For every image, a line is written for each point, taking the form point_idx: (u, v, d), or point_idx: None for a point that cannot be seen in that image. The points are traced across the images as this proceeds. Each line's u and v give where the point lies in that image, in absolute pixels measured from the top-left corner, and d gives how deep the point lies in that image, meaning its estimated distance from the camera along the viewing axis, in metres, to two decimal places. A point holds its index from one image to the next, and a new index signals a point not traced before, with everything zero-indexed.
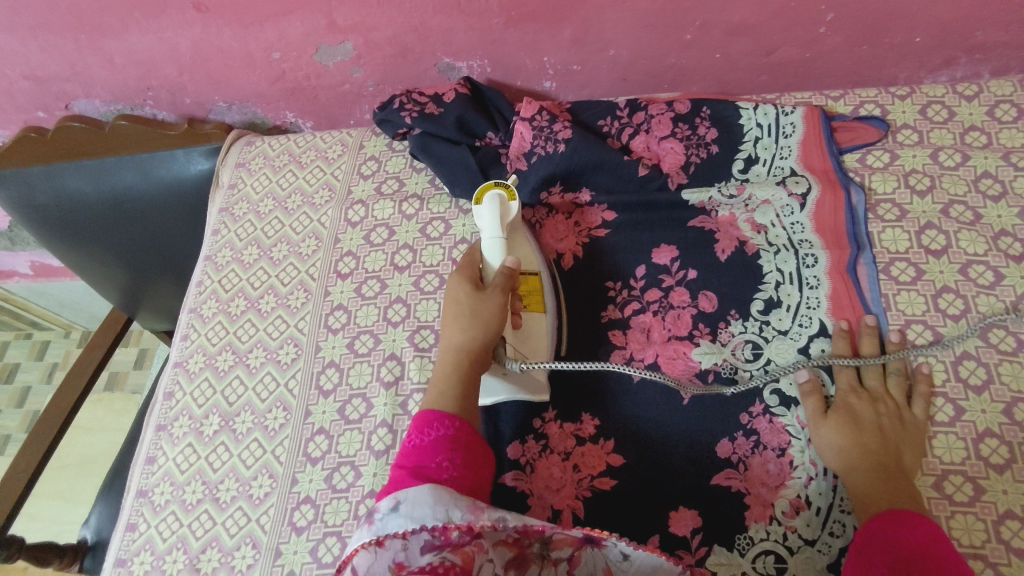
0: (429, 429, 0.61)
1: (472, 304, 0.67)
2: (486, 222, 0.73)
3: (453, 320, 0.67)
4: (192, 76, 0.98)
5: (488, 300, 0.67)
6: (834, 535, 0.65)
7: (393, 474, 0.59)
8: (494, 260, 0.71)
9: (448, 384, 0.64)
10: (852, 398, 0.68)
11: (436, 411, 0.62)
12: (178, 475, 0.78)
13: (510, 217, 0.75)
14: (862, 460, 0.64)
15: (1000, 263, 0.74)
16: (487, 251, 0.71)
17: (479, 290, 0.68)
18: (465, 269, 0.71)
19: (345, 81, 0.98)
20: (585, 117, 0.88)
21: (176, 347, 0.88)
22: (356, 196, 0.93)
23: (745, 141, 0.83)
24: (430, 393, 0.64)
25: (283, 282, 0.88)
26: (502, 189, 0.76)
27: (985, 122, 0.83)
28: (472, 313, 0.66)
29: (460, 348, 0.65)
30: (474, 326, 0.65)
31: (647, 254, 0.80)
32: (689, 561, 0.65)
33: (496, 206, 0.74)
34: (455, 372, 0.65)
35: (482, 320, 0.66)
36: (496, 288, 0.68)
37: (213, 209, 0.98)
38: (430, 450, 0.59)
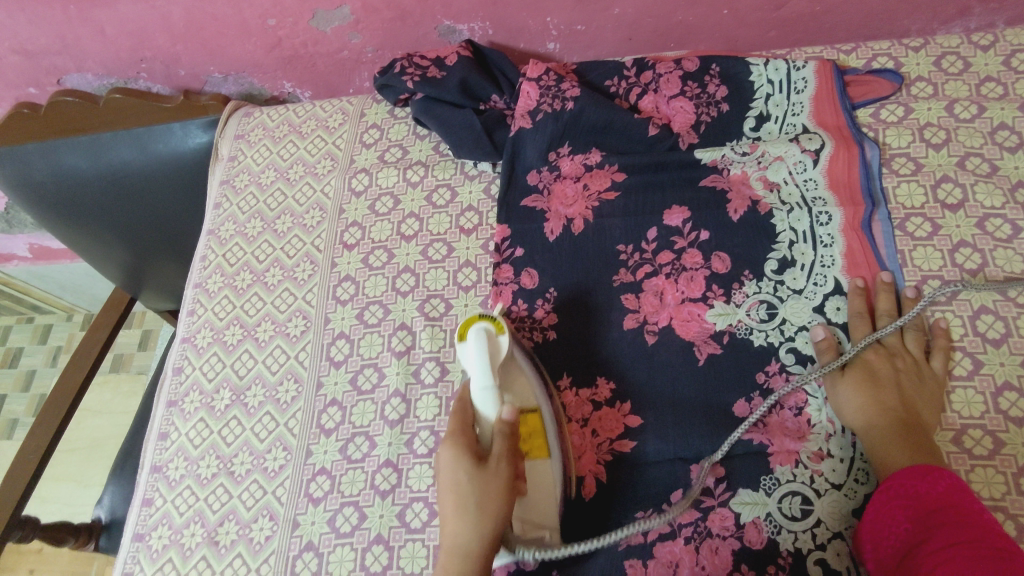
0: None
1: (476, 487, 0.59)
2: (477, 368, 0.64)
3: (455, 512, 0.59)
4: (186, 46, 0.96)
5: (495, 477, 0.60)
6: (859, 481, 0.65)
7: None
8: (489, 411, 0.63)
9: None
10: (871, 359, 0.68)
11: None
12: (191, 449, 0.78)
13: (500, 352, 0.67)
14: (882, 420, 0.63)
15: (1017, 216, 0.73)
16: (483, 404, 0.63)
17: (480, 463, 0.60)
18: (461, 433, 0.63)
19: (343, 47, 0.95)
20: (592, 77, 0.87)
21: (183, 322, 0.87)
22: (360, 164, 0.91)
23: (756, 98, 0.82)
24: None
25: (289, 254, 0.87)
26: (490, 319, 0.69)
27: (1000, 72, 0.81)
28: (477, 497, 0.59)
29: (467, 548, 0.57)
30: (482, 516, 0.58)
31: (658, 216, 0.79)
32: (710, 504, 0.66)
33: (485, 344, 0.66)
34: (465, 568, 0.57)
35: (491, 504, 0.59)
36: (500, 458, 0.61)
37: (213, 182, 0.97)
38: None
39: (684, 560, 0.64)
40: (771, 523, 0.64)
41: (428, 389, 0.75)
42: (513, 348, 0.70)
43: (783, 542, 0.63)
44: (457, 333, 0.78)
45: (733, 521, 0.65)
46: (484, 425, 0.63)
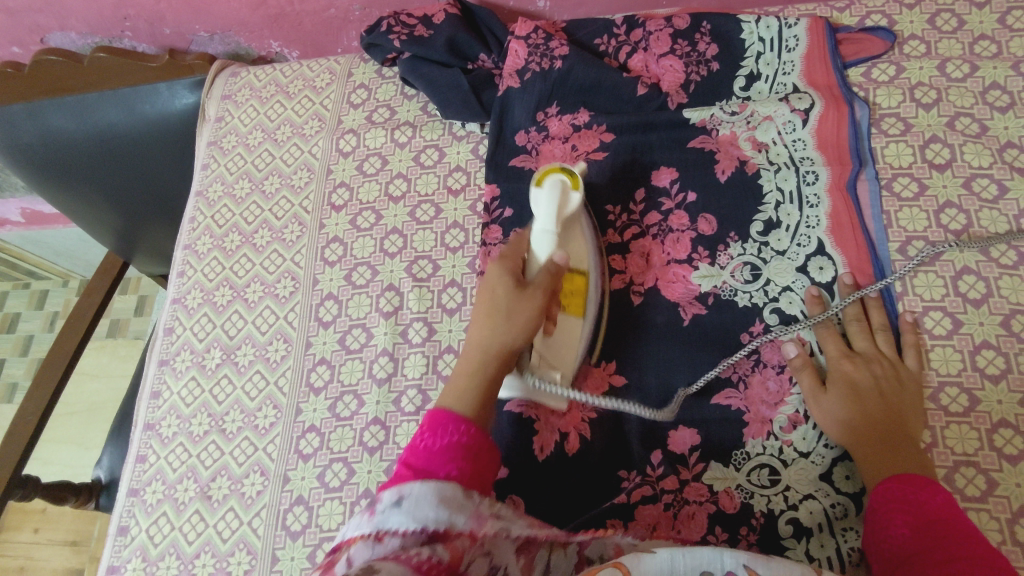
0: (442, 432, 0.53)
1: (510, 300, 0.60)
2: (541, 211, 0.67)
3: (486, 316, 0.59)
4: (170, 3, 0.94)
5: (528, 299, 0.59)
6: (828, 447, 0.66)
7: (396, 472, 0.52)
8: (542, 251, 0.64)
9: (468, 378, 0.58)
10: (838, 373, 0.66)
11: (450, 413, 0.55)
12: (183, 408, 0.79)
13: (569, 208, 0.69)
14: (855, 435, 0.63)
15: (1004, 176, 0.73)
16: (537, 245, 0.64)
17: (519, 285, 0.60)
18: (509, 253, 0.64)
19: (330, 5, 0.93)
20: (581, 36, 0.85)
21: (173, 284, 0.87)
22: (347, 125, 0.90)
23: (747, 57, 0.81)
24: (451, 388, 0.58)
25: (277, 215, 0.87)
26: (566, 176, 0.70)
27: (995, 31, 0.80)
28: (507, 307, 0.59)
29: (489, 348, 0.59)
30: (508, 325, 0.58)
31: (646, 177, 0.79)
32: (686, 475, 0.67)
33: (558, 192, 0.68)
34: (480, 368, 0.58)
35: (518, 317, 0.59)
36: (541, 287, 0.61)
37: (201, 142, 0.96)
38: (439, 457, 0.52)
39: (662, 522, 0.66)
40: (744, 491, 0.66)
41: (415, 349, 0.76)
42: (580, 213, 0.72)
43: (756, 505, 0.65)
44: (445, 294, 0.78)
45: (708, 488, 0.66)
46: (533, 258, 0.64)
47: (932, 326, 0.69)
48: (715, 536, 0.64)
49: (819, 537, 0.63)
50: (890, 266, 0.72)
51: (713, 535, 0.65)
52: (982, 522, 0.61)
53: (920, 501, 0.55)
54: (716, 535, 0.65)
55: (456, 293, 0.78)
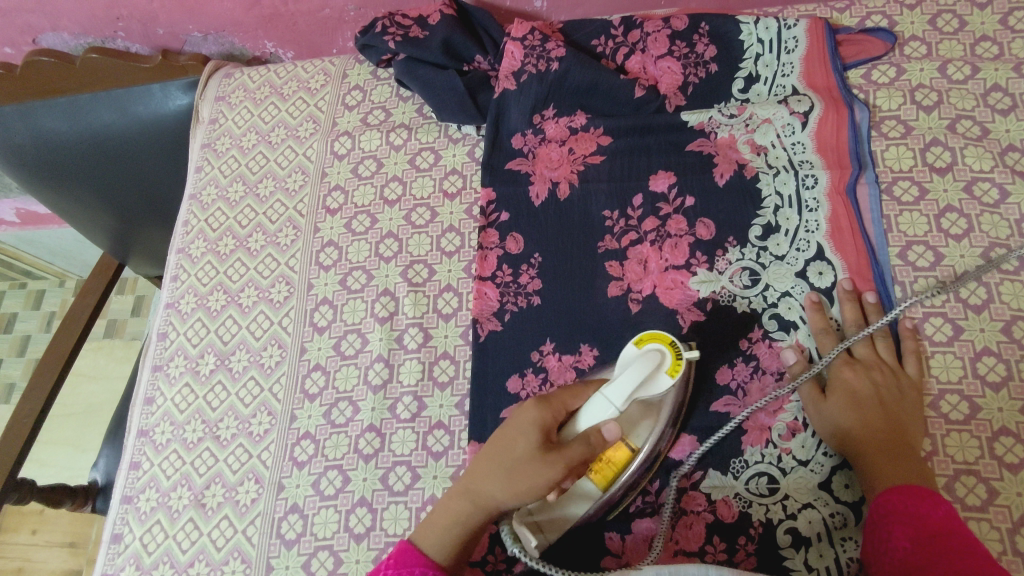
0: (405, 571, 0.56)
1: (525, 460, 0.56)
2: (621, 379, 0.59)
3: (495, 465, 0.57)
4: (162, 3, 0.93)
5: (540, 468, 0.55)
6: (827, 455, 0.66)
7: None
8: (589, 420, 0.59)
9: (454, 519, 0.59)
10: (837, 382, 0.66)
11: (419, 555, 0.57)
12: (177, 414, 0.79)
13: (650, 390, 0.61)
14: (855, 443, 0.62)
15: (1006, 179, 0.72)
16: (587, 408, 0.59)
17: (545, 448, 0.56)
18: (555, 404, 0.59)
19: (325, 5, 0.92)
20: (578, 37, 0.84)
21: (167, 288, 0.86)
22: (342, 127, 0.89)
23: (745, 59, 0.80)
24: (436, 520, 0.59)
25: (271, 219, 0.86)
26: (671, 358, 0.61)
27: (996, 31, 0.79)
28: (516, 469, 0.56)
29: (485, 498, 0.58)
30: (508, 486, 0.56)
31: (644, 181, 0.78)
32: (683, 483, 0.67)
33: (647, 370, 0.60)
34: (466, 514, 0.59)
35: (520, 487, 0.56)
36: (562, 460, 0.55)
37: (194, 145, 0.95)
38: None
39: (659, 532, 0.65)
40: (742, 499, 0.65)
41: (411, 355, 0.75)
42: (667, 392, 0.64)
43: (754, 514, 0.65)
44: (440, 299, 0.78)
45: (705, 497, 0.66)
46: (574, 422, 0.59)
47: (932, 332, 0.68)
48: (713, 545, 0.64)
49: (818, 547, 0.63)
50: (890, 272, 0.71)
51: (711, 545, 0.64)
52: (982, 532, 0.60)
53: (918, 512, 0.54)
54: (714, 544, 0.64)
55: (452, 298, 0.78)
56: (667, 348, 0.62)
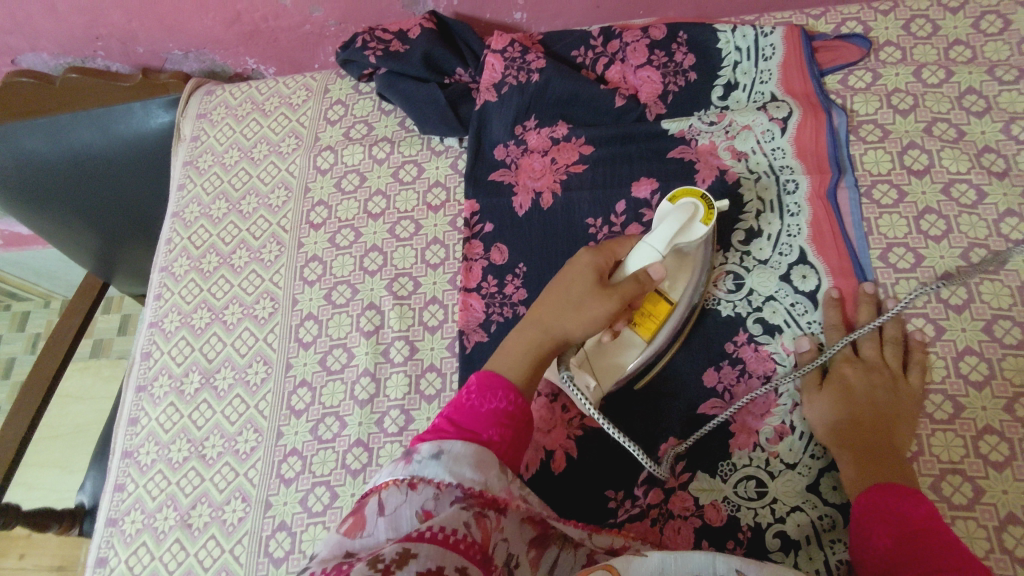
0: (489, 395, 0.55)
1: (585, 295, 0.60)
2: (660, 228, 0.62)
3: (558, 305, 0.60)
4: (142, 22, 0.93)
5: (601, 297, 0.60)
6: (814, 457, 0.66)
7: (436, 424, 0.54)
8: (637, 264, 0.62)
9: (518, 356, 0.59)
10: (836, 375, 0.67)
11: (499, 380, 0.56)
12: (162, 434, 0.78)
13: (687, 238, 0.64)
14: (839, 434, 0.63)
15: (982, 180, 0.73)
16: (635, 254, 0.62)
17: (601, 284, 0.61)
18: (604, 254, 0.63)
19: (305, 21, 0.93)
20: (558, 48, 0.85)
21: (151, 307, 0.86)
22: (324, 142, 0.89)
23: (724, 67, 0.81)
24: (503, 352, 0.60)
25: (255, 235, 0.86)
26: (700, 203, 0.65)
27: (969, 35, 0.80)
28: (578, 298, 0.60)
29: (549, 334, 0.60)
30: (575, 317, 0.60)
31: (626, 190, 0.78)
32: (673, 487, 0.67)
33: (682, 219, 0.63)
34: (533, 342, 0.60)
35: (585, 314, 0.59)
36: (620, 295, 0.60)
37: (176, 163, 0.95)
38: (481, 419, 0.54)
39: (649, 538, 0.65)
40: (730, 504, 0.65)
41: (397, 368, 0.75)
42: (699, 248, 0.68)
43: (743, 518, 0.65)
44: (426, 311, 0.78)
45: (693, 501, 0.66)
46: (623, 266, 0.63)
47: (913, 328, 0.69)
48: (703, 550, 0.64)
49: (808, 550, 0.63)
50: (873, 275, 0.71)
51: (700, 549, 0.64)
52: (969, 531, 0.60)
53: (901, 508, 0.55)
54: (703, 549, 0.64)
55: (437, 310, 0.77)
56: (698, 201, 0.65)
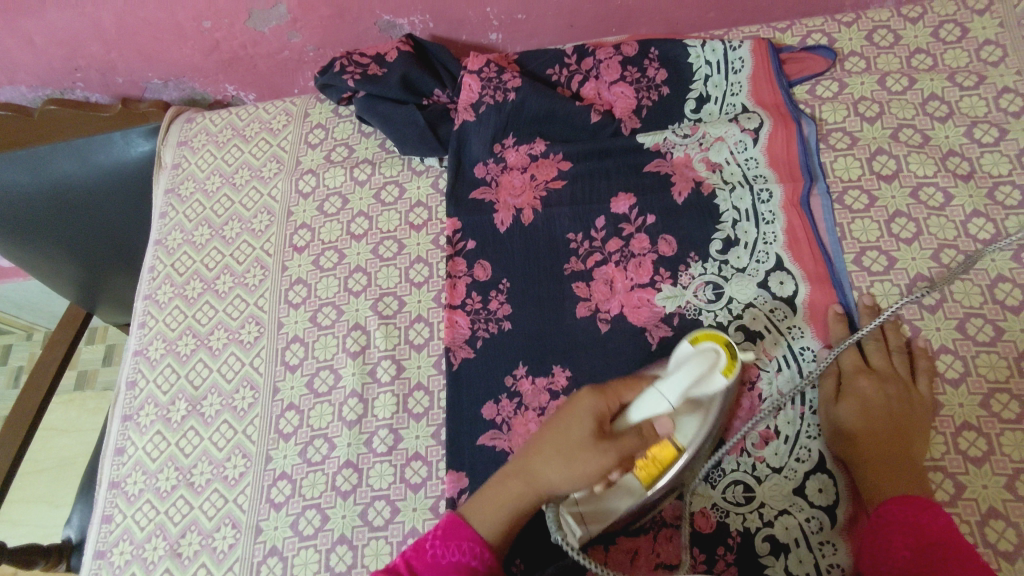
0: (453, 546, 0.57)
1: (579, 444, 0.56)
2: (673, 378, 0.56)
3: (546, 451, 0.57)
4: (121, 52, 0.94)
5: (597, 453, 0.55)
6: (800, 461, 0.67)
7: (394, 563, 0.56)
8: (639, 412, 0.57)
9: (499, 503, 0.59)
10: (852, 384, 0.67)
11: (467, 528, 0.58)
12: (149, 463, 0.77)
13: (701, 390, 0.58)
14: (860, 445, 0.63)
15: (949, 183, 0.75)
16: (639, 403, 0.57)
17: (598, 435, 0.56)
18: (609, 395, 0.58)
19: (284, 47, 0.94)
20: (533, 67, 0.86)
21: (135, 335, 0.86)
22: (306, 165, 0.90)
23: (695, 80, 0.83)
24: (486, 494, 0.60)
25: (238, 260, 0.86)
26: (725, 355, 0.58)
27: (929, 44, 0.83)
28: (573, 453, 0.56)
29: (534, 484, 0.58)
30: (563, 469, 0.56)
31: (605, 204, 0.80)
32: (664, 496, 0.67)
33: (700, 372, 0.56)
34: (519, 492, 0.59)
35: (575, 471, 0.56)
36: (614, 450, 0.56)
37: (158, 191, 0.95)
38: (442, 572, 0.56)
39: (642, 547, 0.65)
40: (719, 510, 0.66)
41: (385, 388, 0.75)
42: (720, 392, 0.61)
43: (732, 523, 0.65)
44: (412, 330, 0.78)
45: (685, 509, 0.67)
46: (625, 412, 0.58)
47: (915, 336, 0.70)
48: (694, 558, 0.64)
49: (797, 553, 0.64)
50: (848, 279, 0.73)
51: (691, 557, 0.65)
52: None
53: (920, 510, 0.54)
54: (694, 556, 0.65)
55: (423, 329, 0.78)
56: (722, 347, 0.59)
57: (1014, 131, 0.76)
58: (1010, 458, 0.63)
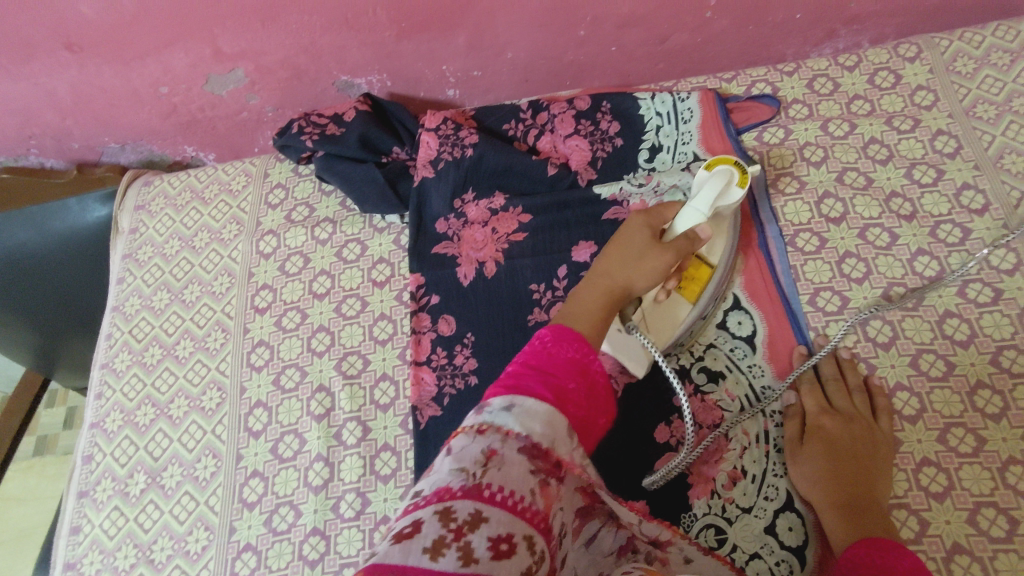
0: (565, 344, 0.49)
1: (647, 246, 0.61)
2: (702, 193, 0.67)
3: (621, 253, 0.61)
4: (76, 119, 0.94)
5: (662, 250, 0.61)
6: (768, 499, 0.67)
7: (511, 370, 0.48)
8: (684, 222, 0.65)
9: (592, 301, 0.56)
10: (814, 423, 0.68)
11: (575, 331, 0.51)
12: (106, 542, 0.74)
13: (723, 200, 0.68)
14: (821, 483, 0.64)
15: (894, 224, 0.78)
16: (682, 215, 0.65)
17: (658, 237, 0.63)
18: (651, 216, 0.66)
19: (243, 108, 0.95)
20: (490, 122, 0.89)
21: (91, 407, 0.83)
22: (266, 226, 0.90)
23: (647, 131, 0.85)
24: (577, 300, 0.57)
25: (199, 324, 0.85)
26: (735, 169, 0.69)
27: (866, 91, 0.87)
28: (642, 249, 0.61)
29: (619, 284, 0.58)
30: (641, 266, 0.59)
31: (566, 254, 0.80)
32: None
33: (721, 183, 0.67)
34: (604, 287, 0.58)
35: (651, 267, 0.60)
36: (677, 249, 0.62)
37: (115, 256, 0.94)
38: (562, 369, 0.48)
39: None
40: None
41: (351, 451, 0.74)
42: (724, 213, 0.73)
43: None
44: (377, 389, 0.77)
45: None
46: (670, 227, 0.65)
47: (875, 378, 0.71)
48: None
49: None
50: (805, 319, 0.75)
51: None
52: None
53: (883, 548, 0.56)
54: None
55: (388, 387, 0.77)
56: (732, 168, 0.70)
57: (950, 171, 0.80)
58: (969, 492, 0.64)
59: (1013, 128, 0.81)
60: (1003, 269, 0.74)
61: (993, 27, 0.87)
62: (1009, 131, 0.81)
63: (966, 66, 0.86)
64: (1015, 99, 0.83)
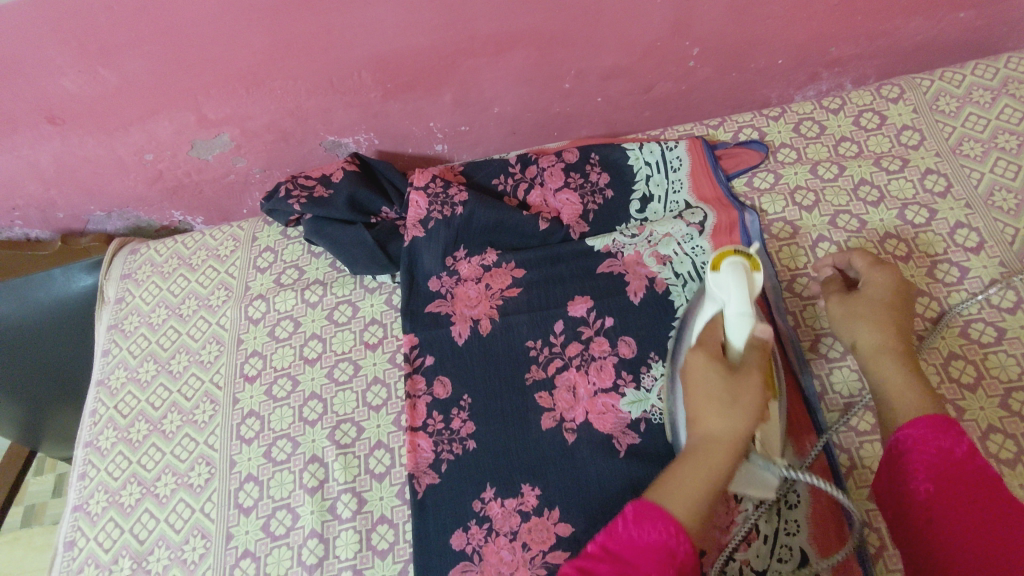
0: (648, 525, 0.47)
1: (728, 387, 0.54)
2: (729, 294, 0.56)
3: (707, 402, 0.54)
4: (60, 189, 0.93)
5: (748, 383, 0.54)
6: (783, 561, 0.64)
7: (589, 551, 0.48)
8: (738, 339, 0.56)
9: (702, 474, 0.51)
10: (851, 320, 0.65)
11: (661, 509, 0.49)
12: None
13: (755, 291, 0.57)
14: (885, 365, 0.60)
15: None
16: (729, 330, 0.56)
17: (728, 368, 0.55)
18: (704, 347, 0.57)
19: (229, 172, 0.94)
20: (480, 177, 0.88)
21: (74, 489, 0.80)
22: (255, 290, 0.88)
23: (637, 181, 0.85)
24: (676, 480, 0.51)
25: (186, 396, 0.82)
26: (743, 254, 0.58)
27: (853, 132, 0.88)
28: (730, 392, 0.54)
29: (719, 435, 0.53)
30: (735, 411, 0.53)
31: (562, 308, 0.79)
32: None
33: (740, 281, 0.56)
34: (709, 459, 0.52)
35: (742, 404, 0.53)
36: (751, 367, 0.55)
37: (101, 327, 0.91)
38: (642, 554, 0.46)
39: None
40: None
41: (346, 525, 0.71)
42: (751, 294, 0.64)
43: None
44: (372, 458, 0.75)
45: None
46: (728, 346, 0.57)
47: None
48: None
49: None
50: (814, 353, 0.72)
51: None
52: None
53: None
54: None
55: (384, 456, 0.74)
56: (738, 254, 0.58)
57: (942, 211, 0.80)
58: None
59: (1001, 165, 0.81)
60: (1005, 307, 0.73)
61: (972, 66, 0.88)
62: (997, 167, 0.81)
63: (949, 105, 0.86)
64: (1000, 135, 0.83)
